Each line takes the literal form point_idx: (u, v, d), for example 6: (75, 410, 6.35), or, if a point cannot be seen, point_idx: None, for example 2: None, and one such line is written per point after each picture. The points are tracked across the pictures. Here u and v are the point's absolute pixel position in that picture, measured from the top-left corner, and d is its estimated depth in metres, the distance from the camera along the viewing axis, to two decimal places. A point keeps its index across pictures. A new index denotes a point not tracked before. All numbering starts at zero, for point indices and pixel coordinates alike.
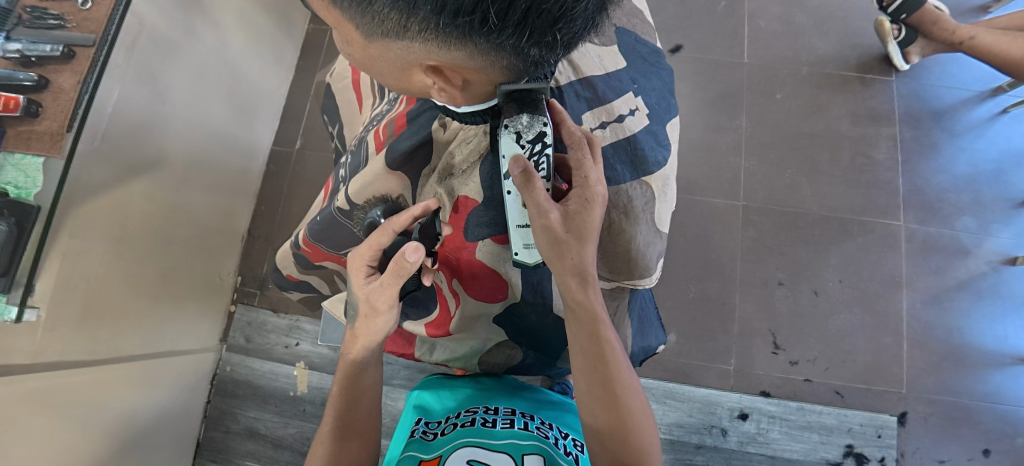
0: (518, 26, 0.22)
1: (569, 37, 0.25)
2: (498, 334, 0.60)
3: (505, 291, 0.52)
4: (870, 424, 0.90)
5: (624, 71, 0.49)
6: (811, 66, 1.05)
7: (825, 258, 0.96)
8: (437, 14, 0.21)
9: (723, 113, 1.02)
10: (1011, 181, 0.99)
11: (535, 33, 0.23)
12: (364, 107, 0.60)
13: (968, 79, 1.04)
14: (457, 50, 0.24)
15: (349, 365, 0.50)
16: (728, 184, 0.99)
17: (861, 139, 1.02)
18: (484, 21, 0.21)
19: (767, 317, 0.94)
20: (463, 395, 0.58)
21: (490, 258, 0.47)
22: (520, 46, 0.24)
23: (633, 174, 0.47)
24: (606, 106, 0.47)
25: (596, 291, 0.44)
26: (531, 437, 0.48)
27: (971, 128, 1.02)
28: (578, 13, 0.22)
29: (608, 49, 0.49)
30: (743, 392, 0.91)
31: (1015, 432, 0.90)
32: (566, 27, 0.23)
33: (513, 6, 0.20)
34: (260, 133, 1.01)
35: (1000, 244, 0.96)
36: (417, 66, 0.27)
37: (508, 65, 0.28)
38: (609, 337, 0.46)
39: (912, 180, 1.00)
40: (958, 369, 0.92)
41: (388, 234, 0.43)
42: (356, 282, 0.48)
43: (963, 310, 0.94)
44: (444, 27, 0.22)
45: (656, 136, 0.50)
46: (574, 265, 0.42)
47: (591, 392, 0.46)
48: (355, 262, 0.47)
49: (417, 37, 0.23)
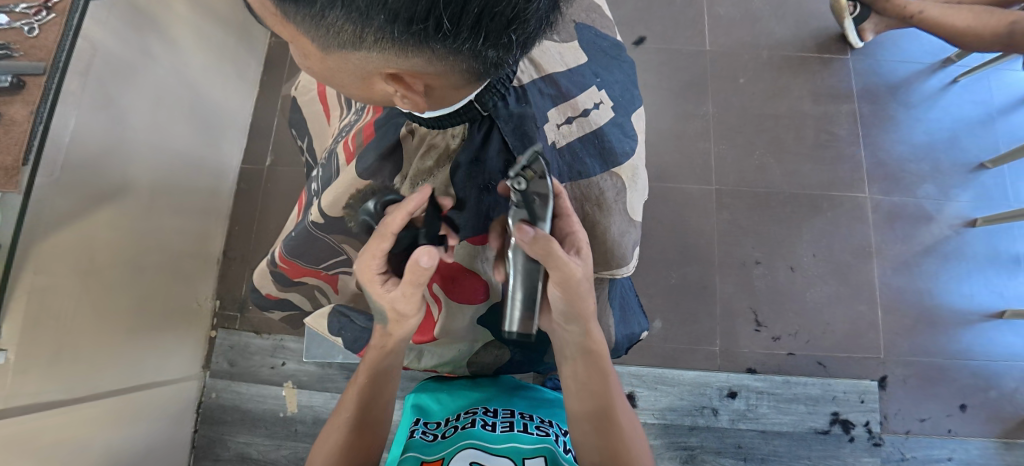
0: (473, 30, 0.21)
1: (525, 38, 0.24)
2: (484, 334, 0.61)
3: (484, 291, 0.53)
4: (853, 390, 0.93)
5: (586, 66, 0.48)
6: (771, 49, 1.07)
7: (798, 235, 0.99)
8: (390, 23, 0.20)
9: (690, 100, 1.04)
10: (965, 147, 1.05)
11: (490, 36, 0.22)
12: (332, 118, 0.59)
13: (918, 52, 1.09)
14: (414, 56, 0.24)
15: (371, 364, 0.51)
16: (700, 169, 1.01)
17: (823, 116, 1.05)
18: (438, 27, 0.21)
19: (747, 296, 0.96)
20: (467, 399, 0.57)
21: (466, 258, 0.49)
22: (477, 51, 0.24)
23: (602, 167, 0.46)
24: (571, 101, 0.45)
25: (591, 334, 0.49)
26: (532, 439, 0.49)
27: (925, 100, 1.07)
28: (531, 13, 0.22)
29: (568, 46, 0.47)
30: (730, 371, 0.93)
31: (988, 385, 0.96)
32: (521, 28, 0.23)
33: (466, 11, 0.20)
34: (227, 152, 0.99)
35: (961, 208, 1.02)
36: (376, 74, 0.27)
37: (473, 71, 0.27)
38: (607, 374, 0.50)
39: (874, 153, 1.04)
40: (931, 330, 0.97)
41: (387, 240, 0.43)
42: (374, 292, 0.47)
43: (932, 273, 0.99)
44: (398, 35, 0.21)
45: (621, 128, 0.49)
46: (583, 312, 0.47)
47: (590, 418, 0.50)
48: (364, 273, 0.47)
49: (373, 46, 0.23)
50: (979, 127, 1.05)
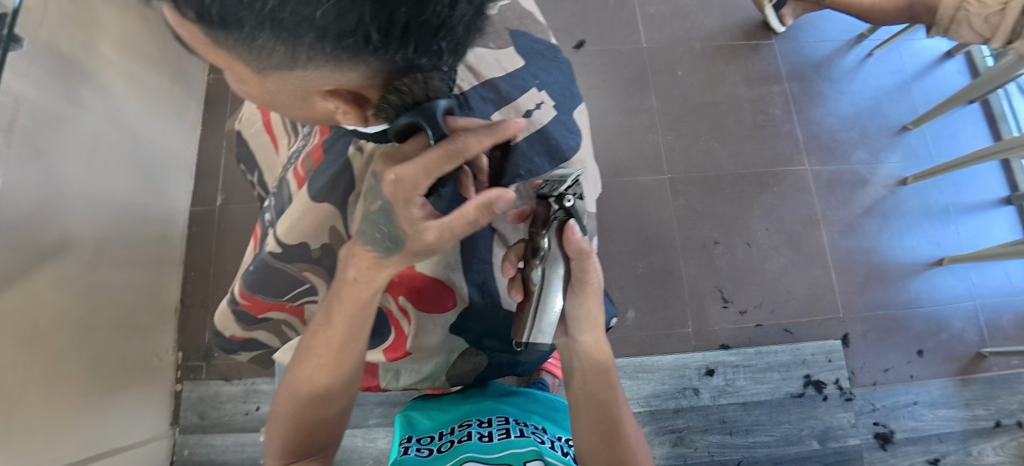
0: (404, 40, 0.21)
1: (463, 43, 0.24)
2: (459, 342, 0.57)
3: (452, 297, 0.53)
4: (820, 352, 0.99)
5: (524, 69, 0.52)
6: (702, 41, 1.13)
7: (750, 212, 1.04)
8: (319, 41, 0.20)
9: (634, 96, 1.09)
10: (887, 112, 1.14)
11: (420, 45, 0.21)
12: (281, 148, 0.59)
13: (835, 31, 1.18)
14: (350, 72, 0.23)
15: (337, 339, 0.48)
16: (651, 160, 1.05)
17: (757, 99, 1.12)
18: (368, 40, 0.20)
19: (712, 275, 1.00)
20: (457, 411, 0.57)
21: (430, 268, 0.51)
22: (413, 60, 0.23)
23: (552, 164, 0.49)
24: (512, 104, 0.49)
25: (602, 343, 0.50)
26: (528, 443, 0.48)
27: (847, 74, 1.16)
28: (463, 17, 0.21)
29: (505, 51, 0.50)
30: (705, 350, 0.96)
31: (938, 329, 1.03)
32: (456, 34, 0.22)
33: (393, 20, 0.19)
34: (174, 196, 0.95)
35: (892, 169, 1.10)
36: (313, 95, 0.26)
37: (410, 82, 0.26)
38: (616, 382, 0.51)
39: (809, 127, 1.11)
40: (881, 285, 1.04)
41: (461, 161, 0.34)
42: (406, 218, 0.38)
43: (875, 232, 1.06)
44: (329, 53, 0.21)
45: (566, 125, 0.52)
46: (593, 320, 0.48)
47: (596, 428, 0.49)
48: (400, 194, 0.36)
49: (307, 68, 0.23)
50: (897, 94, 1.15)
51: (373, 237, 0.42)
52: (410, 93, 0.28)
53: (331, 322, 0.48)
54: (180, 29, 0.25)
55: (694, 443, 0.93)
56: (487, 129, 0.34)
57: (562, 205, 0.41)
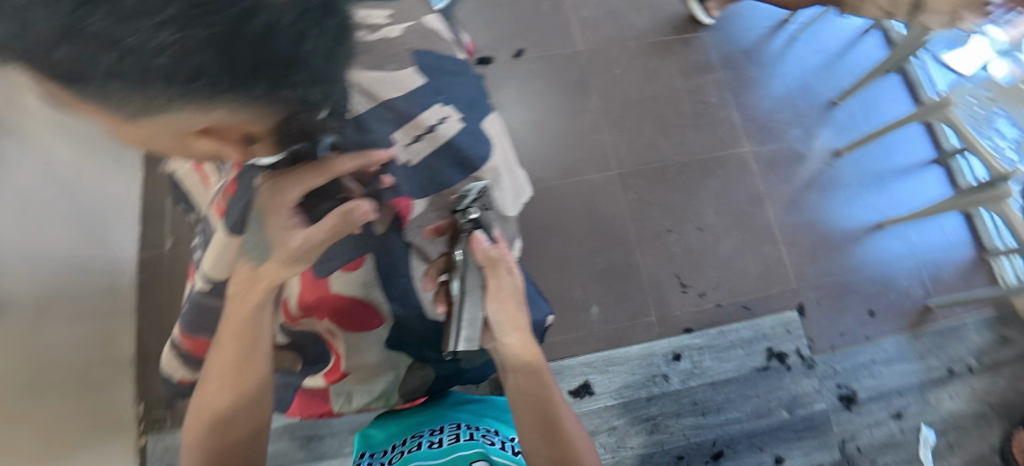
0: (256, 77, 0.22)
1: (323, 78, 0.25)
2: (404, 358, 0.57)
3: (378, 314, 0.52)
4: (779, 324, 1.02)
5: (427, 85, 0.49)
6: (636, 39, 1.18)
7: (698, 197, 1.08)
8: (169, 86, 0.21)
9: (576, 98, 1.12)
10: (816, 90, 1.20)
11: (273, 81, 0.23)
12: (208, 180, 0.58)
13: (760, 18, 1.24)
14: (211, 114, 0.24)
15: (229, 360, 0.48)
16: (599, 158, 1.08)
17: (694, 89, 1.16)
18: (217, 81, 0.21)
19: (668, 263, 1.03)
20: (410, 422, 0.58)
21: (349, 289, 0.48)
22: (274, 98, 0.24)
23: (462, 174, 0.51)
24: (413, 121, 0.48)
25: (531, 344, 0.53)
26: (475, 446, 0.50)
27: (775, 57, 1.22)
28: (312, 53, 0.23)
29: (404, 72, 0.47)
30: (670, 336, 0.99)
31: (886, 288, 1.08)
32: (310, 69, 0.24)
33: (237, 60, 0.21)
34: (119, 244, 0.92)
35: (826, 142, 1.16)
36: (181, 139, 0.26)
37: (286, 121, 0.27)
38: (549, 380, 0.53)
39: (745, 111, 1.16)
40: (829, 253, 1.09)
41: (328, 176, 0.38)
42: (276, 221, 0.40)
43: (817, 204, 1.12)
44: (180, 97, 0.22)
45: (474, 135, 0.52)
46: (518, 321, 0.52)
47: (537, 426, 0.51)
48: (271, 198, 0.38)
49: (165, 114, 0.23)
50: (823, 72, 1.22)
51: (251, 245, 0.43)
52: (299, 129, 0.29)
53: (221, 343, 0.49)
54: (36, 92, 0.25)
55: (670, 428, 0.95)
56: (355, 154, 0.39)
57: (467, 216, 0.50)
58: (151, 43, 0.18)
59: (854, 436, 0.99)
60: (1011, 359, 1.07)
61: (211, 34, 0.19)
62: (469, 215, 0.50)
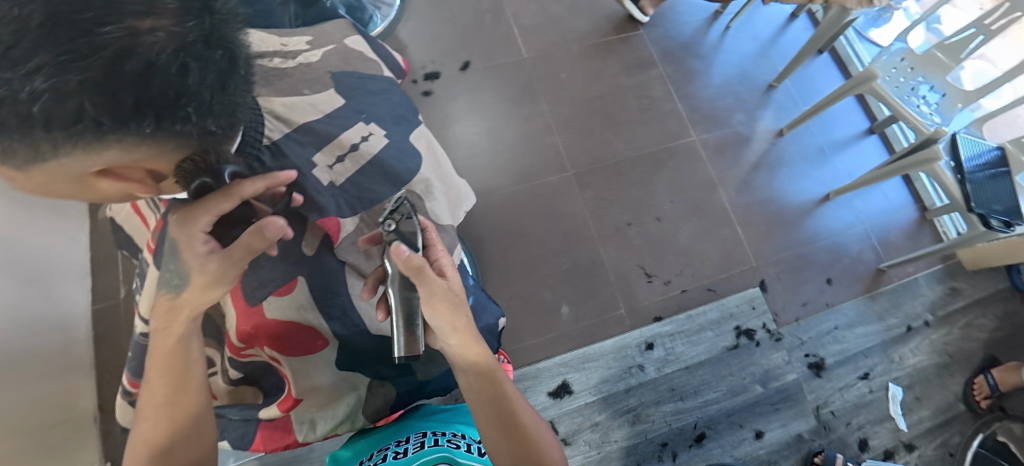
0: (138, 113, 0.25)
1: (211, 105, 0.29)
2: (361, 377, 0.58)
3: (319, 334, 0.52)
4: (744, 302, 1.06)
5: (347, 106, 0.54)
6: (578, 43, 1.21)
7: (653, 188, 1.11)
8: (51, 131, 0.24)
9: (525, 104, 1.14)
10: (754, 76, 1.26)
11: (157, 116, 0.26)
12: (148, 218, 0.57)
13: (693, 12, 1.30)
14: (106, 150, 0.27)
15: (161, 391, 0.45)
16: (554, 161, 1.10)
17: (639, 85, 1.20)
18: (99, 122, 0.25)
19: (632, 255, 1.05)
20: (377, 438, 0.58)
21: (284, 313, 0.50)
22: (164, 130, 0.28)
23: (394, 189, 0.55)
24: (335, 142, 0.52)
25: (478, 342, 0.50)
26: (439, 452, 0.50)
27: (713, 48, 1.27)
28: (191, 86, 0.26)
29: (323, 94, 0.54)
30: (641, 327, 1.01)
31: (840, 256, 1.13)
32: (194, 100, 0.27)
33: (118, 100, 0.24)
34: (69, 299, 0.89)
35: (768, 124, 1.22)
36: (86, 178, 0.30)
37: (181, 149, 0.31)
38: (501, 374, 0.51)
39: (689, 101, 1.20)
40: (783, 228, 1.13)
41: (235, 201, 0.41)
42: (189, 249, 0.42)
43: (766, 183, 1.16)
44: (68, 140, 0.25)
45: (403, 147, 0.58)
46: (459, 321, 0.48)
47: (494, 425, 0.50)
48: (184, 228, 0.42)
49: (62, 156, 0.26)
50: (759, 58, 1.28)
51: (170, 275, 0.44)
52: (200, 161, 0.36)
53: (151, 377, 0.45)
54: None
55: (651, 417, 0.96)
56: (260, 178, 0.43)
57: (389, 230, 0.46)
58: (30, 88, 0.22)
59: (827, 401, 1.02)
60: (963, 309, 1.13)
61: (89, 77, 0.23)
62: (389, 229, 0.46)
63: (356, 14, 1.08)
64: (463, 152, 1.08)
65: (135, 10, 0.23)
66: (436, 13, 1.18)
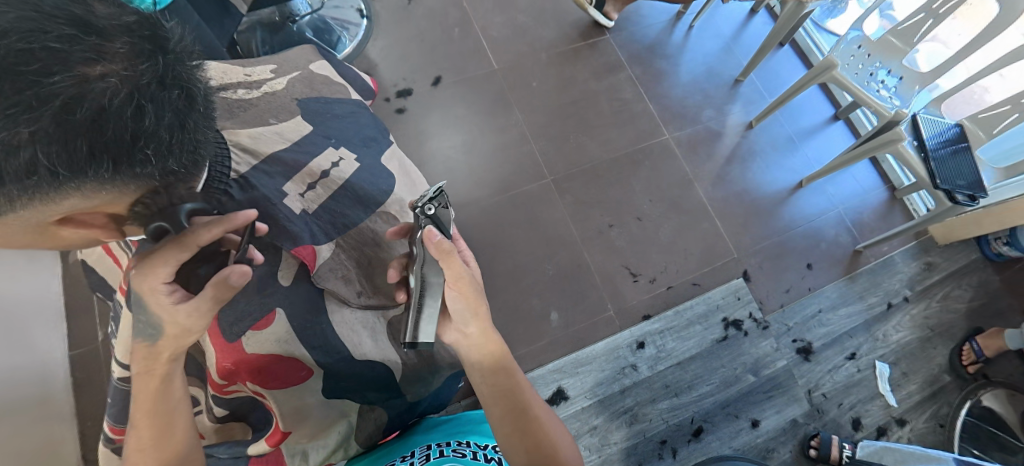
0: (94, 161, 0.28)
1: (171, 143, 0.31)
2: (350, 404, 0.58)
3: (303, 366, 0.52)
4: (729, 293, 1.07)
5: (314, 132, 0.56)
6: (546, 51, 1.23)
7: (631, 189, 1.13)
8: (6, 185, 0.26)
9: (499, 115, 1.15)
10: (720, 72, 1.30)
11: (117, 159, 0.29)
12: (119, 258, 0.56)
13: (656, 14, 1.33)
14: (66, 198, 0.29)
15: (148, 437, 0.44)
16: (531, 169, 1.11)
17: (609, 88, 1.22)
18: (53, 172, 0.27)
19: (616, 256, 1.07)
20: (379, 457, 0.57)
21: (264, 346, 0.49)
22: (124, 173, 0.30)
23: (367, 212, 0.58)
24: (306, 169, 0.53)
25: (495, 337, 0.54)
26: (449, 459, 0.50)
27: (678, 48, 1.30)
28: (149, 127, 0.29)
29: (290, 121, 0.55)
30: (630, 326, 1.02)
31: (818, 241, 1.16)
32: (153, 142, 0.29)
33: (73, 149, 0.26)
34: (44, 349, 0.86)
35: (737, 117, 1.25)
36: (47, 225, 0.32)
37: (137, 188, 0.32)
38: (516, 369, 0.55)
39: (659, 101, 1.23)
40: (760, 218, 1.16)
41: (192, 250, 0.38)
42: (153, 301, 0.40)
43: (741, 175, 1.19)
44: (25, 190, 0.27)
45: (373, 169, 0.60)
46: (480, 314, 0.52)
47: (506, 418, 0.52)
48: (143, 282, 0.40)
49: (21, 206, 0.28)
50: (723, 54, 1.31)
51: (142, 325, 0.42)
52: (166, 201, 0.37)
53: (136, 422, 0.44)
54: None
55: (647, 415, 0.96)
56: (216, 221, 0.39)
57: (426, 214, 0.48)
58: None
59: (817, 384, 1.04)
60: (939, 282, 1.16)
61: (41, 127, 0.25)
62: (426, 213, 0.48)
63: (323, 36, 1.12)
64: (441, 166, 1.09)
65: (84, 57, 0.25)
66: (404, 31, 1.19)
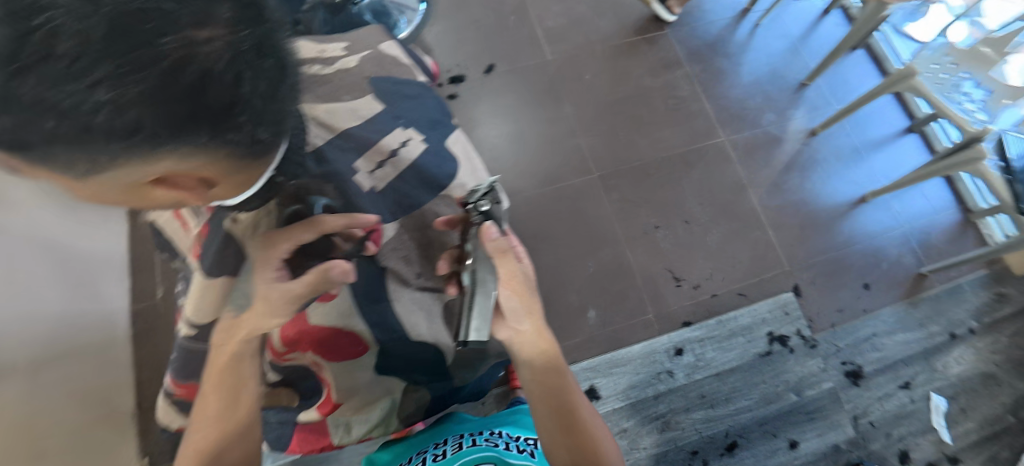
0: (196, 123, 0.24)
1: (264, 114, 0.28)
2: (396, 382, 0.59)
3: (360, 341, 0.54)
4: (776, 307, 1.03)
5: (385, 112, 0.58)
6: (602, 44, 1.20)
7: (681, 190, 1.09)
8: (108, 143, 0.23)
9: (549, 106, 1.14)
10: (784, 74, 1.23)
11: (216, 125, 0.25)
12: (187, 225, 0.59)
13: (719, 9, 1.27)
14: (159, 162, 0.26)
15: (213, 406, 0.47)
16: (578, 163, 1.09)
17: (664, 85, 1.18)
18: (156, 133, 0.23)
19: (659, 258, 1.04)
20: (415, 442, 0.61)
21: (328, 317, 0.52)
22: (218, 139, 0.26)
23: (431, 194, 0.57)
24: (376, 148, 0.56)
25: (548, 336, 0.55)
26: (480, 449, 0.53)
27: (741, 46, 1.24)
28: (249, 95, 0.25)
29: (362, 100, 0.58)
30: (670, 331, 0.99)
31: (879, 260, 1.09)
32: (250, 108, 0.26)
33: (175, 110, 0.23)
34: (109, 302, 0.92)
35: (800, 123, 1.18)
36: (133, 188, 0.28)
37: (227, 158, 0.29)
38: (564, 369, 0.55)
39: (717, 101, 1.18)
40: (816, 231, 1.10)
41: (314, 232, 0.45)
42: (261, 276, 0.45)
43: (799, 184, 1.13)
44: (122, 151, 0.23)
45: (440, 154, 0.59)
46: (534, 313, 0.53)
47: (553, 415, 0.53)
48: (262, 254, 0.44)
49: (112, 167, 0.25)
50: (789, 55, 1.24)
51: (239, 297, 0.49)
52: (254, 170, 0.34)
53: (207, 392, 0.47)
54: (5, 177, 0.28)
55: (681, 424, 0.94)
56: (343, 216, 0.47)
57: (478, 210, 0.49)
58: (87, 104, 0.20)
59: (865, 411, 0.99)
60: (1010, 316, 1.07)
61: (147, 86, 0.21)
62: (480, 209, 0.49)
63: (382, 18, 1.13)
64: (487, 154, 1.08)
65: (192, 17, 0.21)
66: (460, 17, 1.18)
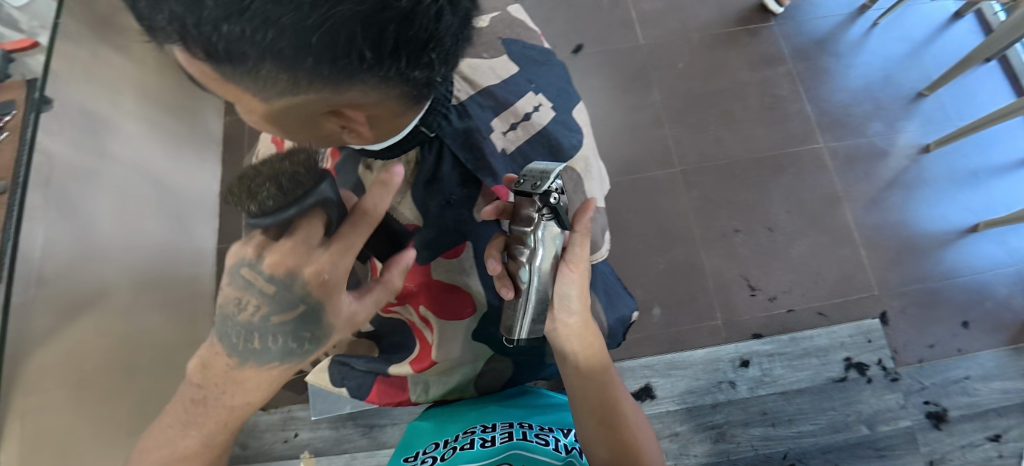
0: (394, 57, 0.24)
1: (445, 54, 0.27)
2: (483, 350, 0.61)
3: (470, 303, 0.56)
4: (858, 333, 0.95)
5: (518, 74, 0.53)
6: (700, 32, 1.13)
7: (768, 196, 1.02)
8: (318, 65, 0.22)
9: (636, 93, 1.09)
10: (899, 81, 1.11)
11: (411, 58, 0.25)
12: None
13: (834, 5, 1.16)
14: (351, 90, 0.26)
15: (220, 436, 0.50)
16: (661, 155, 1.05)
17: (762, 82, 1.10)
18: (361, 58, 0.23)
19: (736, 264, 0.98)
20: (461, 419, 0.60)
21: (444, 273, 0.53)
22: (404, 73, 0.26)
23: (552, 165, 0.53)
24: (511, 108, 0.50)
25: (597, 333, 0.56)
26: (532, 447, 0.50)
27: (853, 47, 1.13)
28: (443, 33, 0.25)
29: (499, 60, 0.52)
30: (738, 341, 0.94)
31: (984, 298, 0.98)
32: (438, 47, 0.25)
33: (383, 38, 0.22)
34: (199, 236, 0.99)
35: (911, 137, 1.07)
36: (319, 115, 0.29)
37: (401, 94, 0.29)
38: (610, 369, 0.57)
39: (818, 103, 1.09)
40: (913, 256, 1.00)
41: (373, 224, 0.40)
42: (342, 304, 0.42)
43: (900, 204, 1.03)
44: (328, 73, 0.23)
45: (565, 124, 0.55)
46: (584, 308, 0.53)
47: (595, 412, 0.54)
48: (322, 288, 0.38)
49: (309, 90, 0.25)
50: (908, 61, 1.12)
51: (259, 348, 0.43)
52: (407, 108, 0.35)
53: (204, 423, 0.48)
54: (189, 73, 0.28)
55: (736, 437, 0.90)
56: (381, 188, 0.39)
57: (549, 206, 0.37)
58: (313, 17, 0.19)
59: (944, 458, 0.90)
60: None
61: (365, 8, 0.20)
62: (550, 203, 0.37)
63: None
64: None
65: None
66: None
